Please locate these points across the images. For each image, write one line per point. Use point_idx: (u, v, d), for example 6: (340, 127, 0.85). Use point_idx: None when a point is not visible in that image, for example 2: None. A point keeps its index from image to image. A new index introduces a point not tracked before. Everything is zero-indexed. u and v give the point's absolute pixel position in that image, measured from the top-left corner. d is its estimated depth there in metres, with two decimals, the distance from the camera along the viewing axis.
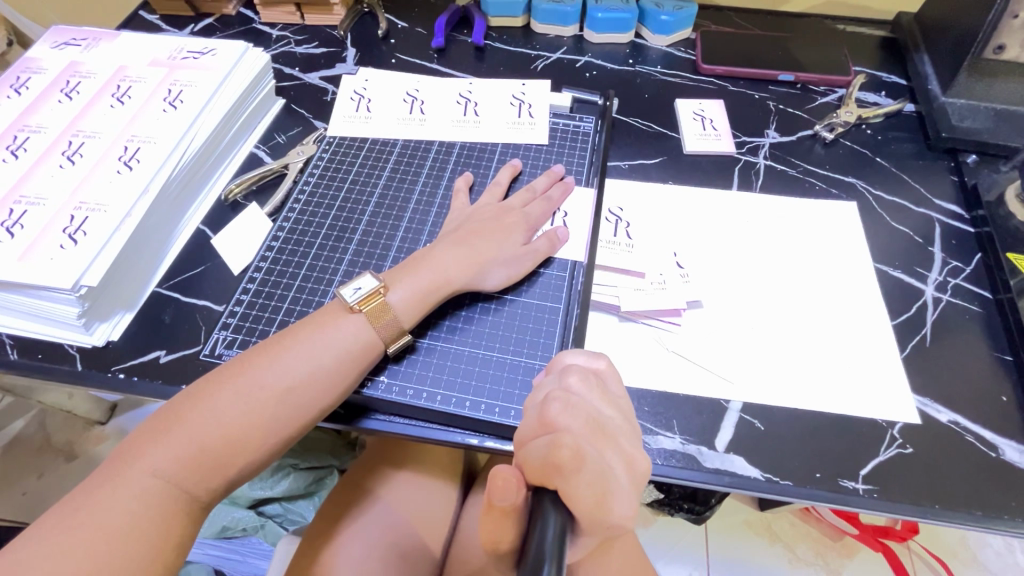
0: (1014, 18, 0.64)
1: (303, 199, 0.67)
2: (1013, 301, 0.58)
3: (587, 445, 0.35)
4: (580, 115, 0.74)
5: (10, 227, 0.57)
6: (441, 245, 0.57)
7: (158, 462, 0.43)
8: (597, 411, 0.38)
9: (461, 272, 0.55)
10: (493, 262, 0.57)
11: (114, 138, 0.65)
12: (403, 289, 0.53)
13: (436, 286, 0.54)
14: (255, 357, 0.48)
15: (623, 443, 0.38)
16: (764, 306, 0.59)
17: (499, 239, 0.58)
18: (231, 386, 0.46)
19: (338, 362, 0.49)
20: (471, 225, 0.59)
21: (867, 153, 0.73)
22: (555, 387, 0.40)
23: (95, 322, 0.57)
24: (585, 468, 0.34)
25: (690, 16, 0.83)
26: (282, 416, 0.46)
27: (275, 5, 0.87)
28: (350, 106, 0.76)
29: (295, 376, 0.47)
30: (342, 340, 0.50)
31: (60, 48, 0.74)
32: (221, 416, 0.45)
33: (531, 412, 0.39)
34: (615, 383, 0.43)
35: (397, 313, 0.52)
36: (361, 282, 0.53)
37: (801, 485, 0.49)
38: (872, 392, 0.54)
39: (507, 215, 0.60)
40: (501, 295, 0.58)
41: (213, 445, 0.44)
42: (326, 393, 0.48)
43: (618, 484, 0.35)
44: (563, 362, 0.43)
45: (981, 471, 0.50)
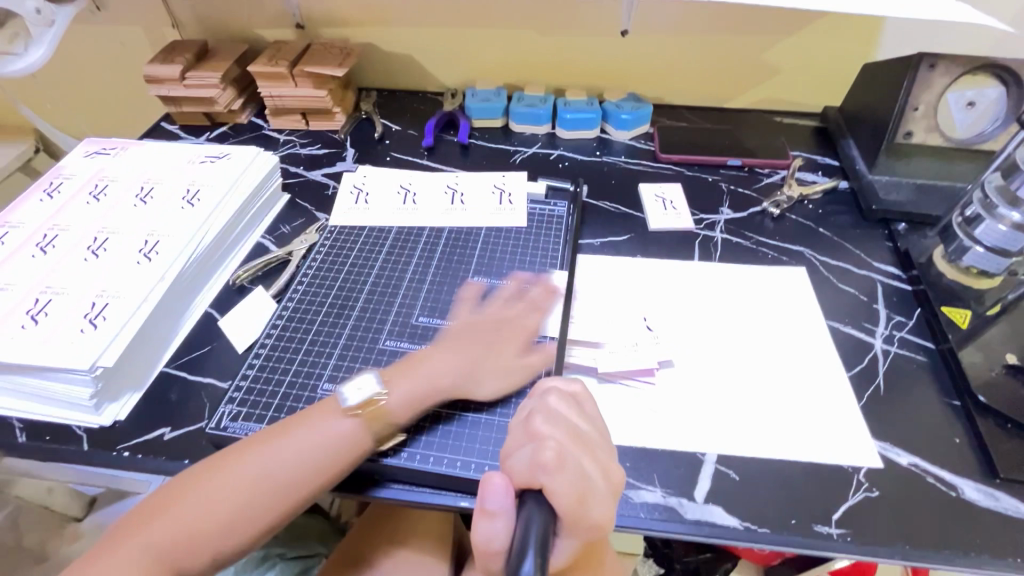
0: (915, 109, 0.78)
1: (306, 280, 0.73)
2: (953, 349, 0.64)
3: (568, 452, 0.42)
4: (554, 201, 0.84)
5: (34, 315, 0.62)
6: (439, 351, 0.62)
7: (153, 543, 0.48)
8: (575, 426, 0.45)
9: (450, 376, 0.59)
10: (486, 371, 0.60)
11: (136, 232, 0.72)
12: (401, 386, 0.58)
13: (429, 391, 0.58)
14: (245, 447, 0.53)
15: (599, 454, 0.44)
16: (731, 364, 0.64)
17: (499, 353, 0.62)
18: (221, 476, 0.50)
19: (320, 457, 0.53)
20: (465, 335, 0.64)
21: (811, 225, 0.82)
22: (537, 405, 0.47)
23: (105, 402, 0.61)
24: (566, 468, 0.40)
25: (646, 114, 0.95)
26: (266, 502, 0.51)
27: (283, 114, 0.99)
28: (350, 197, 0.85)
29: (280, 470, 0.51)
30: (329, 437, 0.53)
31: (91, 157, 0.84)
32: (211, 501, 0.49)
33: (517, 431, 0.46)
34: (590, 403, 0.49)
35: (392, 413, 0.56)
36: (363, 381, 0.58)
37: (778, 532, 0.52)
38: (835, 439, 0.58)
39: (505, 328, 0.65)
40: (496, 404, 0.59)
41: (203, 529, 0.49)
42: (309, 486, 0.52)
43: (595, 486, 0.41)
44: (544, 386, 0.50)
45: (943, 511, 0.53)
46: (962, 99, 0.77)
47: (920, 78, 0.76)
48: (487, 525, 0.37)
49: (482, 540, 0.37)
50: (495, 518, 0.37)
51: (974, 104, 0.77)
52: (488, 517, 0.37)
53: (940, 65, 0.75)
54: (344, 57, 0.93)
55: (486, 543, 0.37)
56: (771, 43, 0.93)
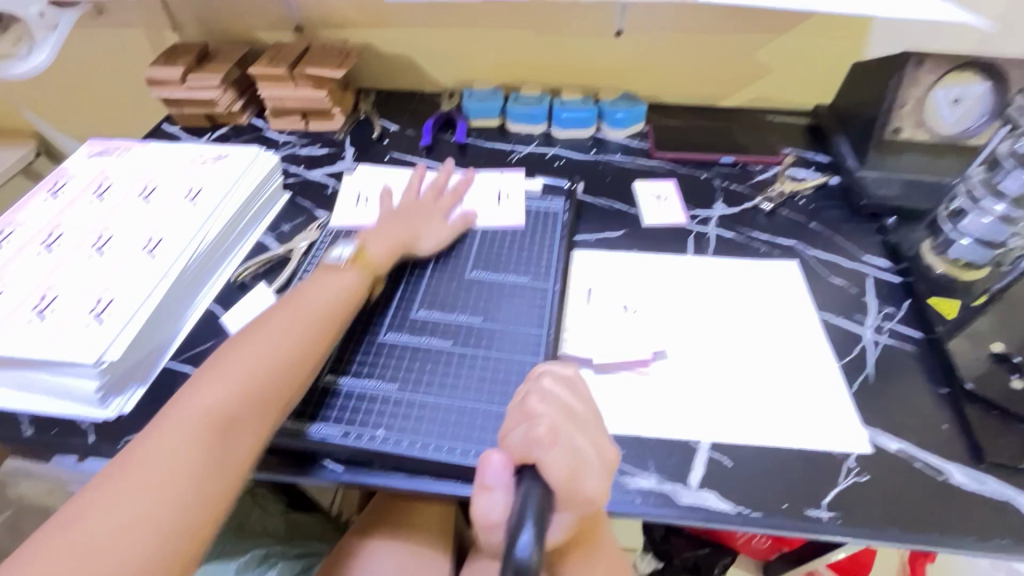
0: (902, 107, 0.80)
1: (307, 276, 0.74)
2: (940, 339, 0.66)
3: (561, 429, 0.44)
4: (550, 198, 0.85)
5: (41, 311, 0.63)
6: (383, 229, 0.73)
7: (179, 422, 0.50)
8: (568, 404, 0.47)
9: (403, 235, 0.73)
10: (427, 231, 0.76)
11: (139, 230, 0.73)
12: (378, 242, 0.71)
13: (398, 244, 0.72)
14: (247, 334, 0.58)
15: (590, 431, 0.46)
16: (724, 354, 0.66)
17: (429, 225, 0.76)
18: (231, 357, 0.56)
19: (323, 313, 0.62)
20: (404, 213, 0.76)
21: (803, 220, 0.84)
22: (532, 387, 0.50)
23: (111, 396, 0.62)
24: (560, 444, 0.42)
25: (641, 113, 0.97)
26: (284, 367, 0.56)
27: (283, 115, 1.00)
28: (352, 203, 0.86)
29: (285, 336, 0.58)
30: (323, 295, 0.64)
31: (94, 157, 0.85)
32: (228, 376, 0.54)
33: (514, 410, 0.48)
34: (584, 386, 0.51)
35: (376, 257, 0.70)
36: (340, 250, 0.71)
37: (770, 515, 0.53)
38: (825, 426, 0.59)
39: (431, 209, 0.78)
40: (428, 261, 0.75)
41: (232, 398, 0.52)
42: (318, 334, 0.60)
43: (587, 460, 0.43)
44: (539, 370, 0.52)
45: (930, 494, 0.54)
46: (949, 95, 0.79)
47: (906, 76, 0.78)
48: (487, 498, 0.40)
49: (484, 511, 0.40)
50: (494, 492, 0.40)
51: (959, 101, 0.79)
52: (488, 492, 0.40)
53: (927, 62, 0.76)
54: (343, 58, 0.95)
55: (486, 514, 0.40)
56: (762, 42, 0.94)
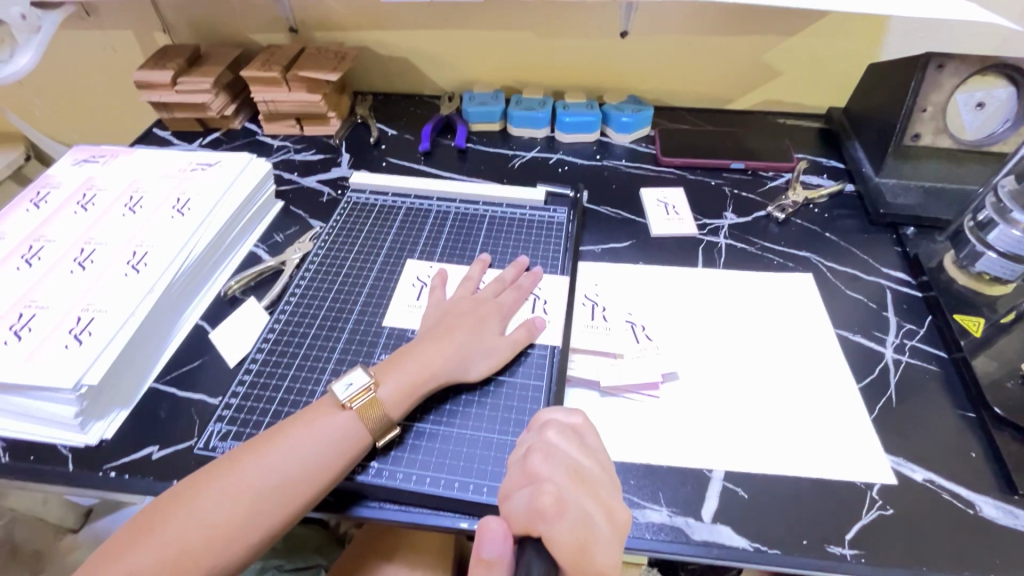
0: (923, 111, 0.76)
1: (299, 291, 0.71)
2: (967, 359, 0.62)
3: (567, 494, 0.42)
4: (554, 207, 0.81)
5: (18, 331, 0.60)
6: (427, 339, 0.60)
7: (137, 564, 0.44)
8: (575, 462, 0.45)
9: (444, 363, 0.58)
10: (475, 352, 0.60)
11: (124, 243, 0.70)
12: (391, 384, 0.55)
13: (422, 379, 0.57)
14: (244, 454, 0.50)
15: (599, 492, 0.44)
16: (737, 375, 0.62)
17: (477, 333, 0.61)
18: (218, 484, 0.48)
19: (326, 456, 0.51)
20: (451, 318, 0.62)
21: (817, 230, 0.80)
22: (535, 441, 0.47)
23: (91, 421, 0.59)
24: (565, 513, 0.40)
25: (647, 117, 0.93)
26: (264, 514, 0.48)
27: (277, 119, 0.97)
28: (411, 293, 0.70)
29: (282, 472, 0.49)
30: (334, 433, 0.52)
31: (79, 165, 0.82)
32: (204, 514, 0.47)
33: (515, 468, 0.46)
34: (592, 436, 0.49)
35: (387, 408, 0.54)
36: (352, 377, 0.56)
37: (789, 553, 0.50)
38: (846, 454, 0.56)
39: (482, 306, 0.64)
40: (480, 384, 0.60)
41: (193, 548, 0.45)
42: (317, 477, 0.50)
43: (596, 530, 0.41)
44: (543, 419, 0.49)
45: (960, 530, 0.51)
46: (972, 100, 0.75)
47: (928, 78, 0.74)
48: (485, 574, 0.36)
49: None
50: (493, 567, 0.36)
51: (984, 105, 0.75)
52: (486, 566, 0.36)
53: (949, 65, 0.72)
54: (338, 61, 0.91)
55: None
56: (774, 43, 0.90)
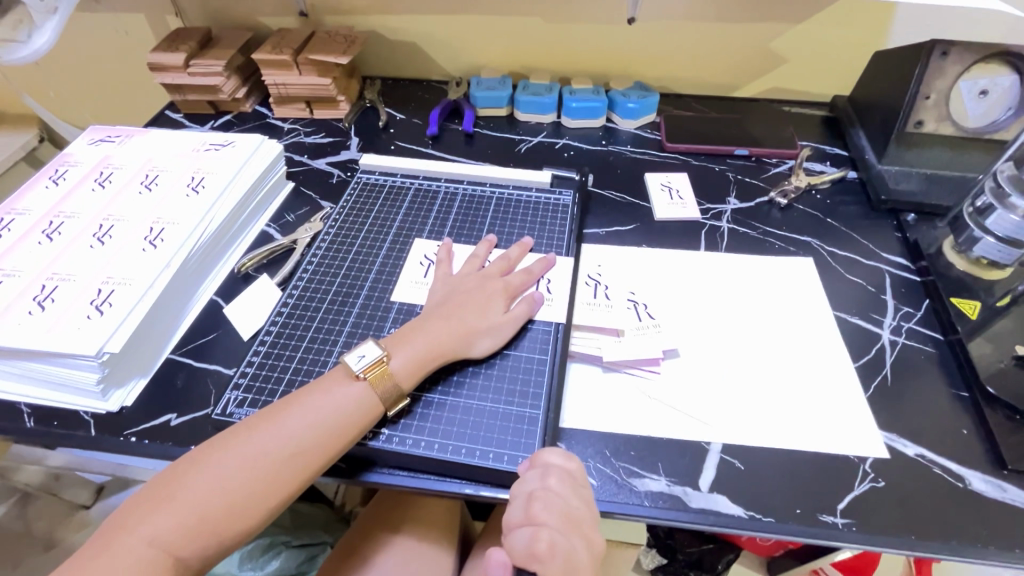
0: (926, 98, 0.77)
1: (311, 268, 0.73)
2: (962, 341, 0.64)
3: (561, 539, 0.46)
4: (559, 189, 0.83)
5: (41, 302, 0.62)
6: (435, 315, 0.62)
7: (160, 526, 0.46)
8: (570, 505, 0.48)
9: (450, 338, 0.60)
10: (482, 330, 0.61)
11: (141, 220, 0.71)
12: (403, 354, 0.58)
13: (432, 351, 0.59)
14: (258, 423, 0.52)
15: (587, 532, 0.48)
16: (737, 353, 0.64)
17: (482, 310, 0.63)
18: (234, 453, 0.50)
19: (340, 426, 0.53)
20: (457, 295, 0.64)
21: (819, 216, 0.81)
22: (536, 485, 0.49)
23: (112, 388, 0.61)
24: (556, 558, 0.45)
25: (653, 103, 0.94)
26: (279, 481, 0.50)
27: (287, 102, 0.99)
28: (419, 271, 0.72)
29: (297, 442, 0.51)
30: (345, 404, 0.54)
31: (96, 144, 0.84)
32: (222, 481, 0.48)
33: (516, 504, 0.49)
34: (583, 475, 0.52)
35: (397, 377, 0.56)
36: (365, 351, 0.57)
37: (782, 521, 0.52)
38: (840, 429, 0.58)
39: (488, 285, 0.65)
40: (486, 359, 0.62)
41: (212, 511, 0.47)
42: (331, 446, 0.52)
43: (579, 563, 0.47)
44: (544, 459, 0.51)
45: (949, 500, 0.53)
46: (975, 87, 0.76)
47: (932, 65, 0.75)
48: None
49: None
50: None
51: (987, 92, 0.76)
52: None
53: (953, 52, 0.74)
54: (349, 45, 0.93)
55: None
56: (780, 30, 0.91)
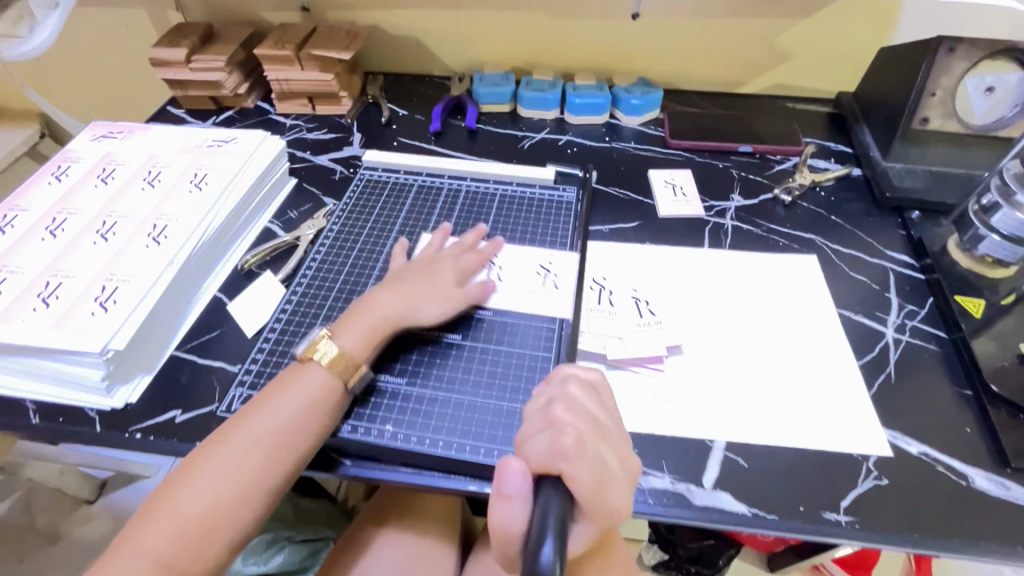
0: (932, 95, 0.77)
1: (315, 264, 0.73)
2: (966, 339, 0.64)
3: (587, 437, 0.41)
4: (563, 186, 0.82)
5: (45, 298, 0.62)
6: (380, 292, 0.62)
7: (152, 539, 0.46)
8: (593, 414, 0.44)
9: (395, 316, 0.60)
10: (426, 308, 0.62)
11: (144, 216, 0.71)
12: (349, 334, 0.58)
13: (377, 327, 0.59)
14: (228, 427, 0.52)
15: (615, 443, 0.43)
16: (740, 351, 0.64)
17: (432, 288, 0.63)
18: (217, 454, 0.50)
19: (311, 411, 0.54)
20: (406, 274, 0.65)
21: (822, 213, 0.81)
22: (555, 392, 0.46)
23: (116, 385, 0.61)
24: (584, 453, 0.39)
25: (657, 99, 0.94)
26: (267, 472, 0.51)
27: (289, 98, 0.98)
28: None
29: (274, 431, 0.52)
30: (312, 388, 0.55)
31: (98, 140, 0.83)
32: (206, 486, 0.49)
33: (535, 416, 0.44)
34: (607, 393, 0.48)
35: (353, 359, 0.57)
36: (324, 338, 0.58)
37: (786, 518, 0.52)
38: (844, 426, 0.58)
39: (438, 264, 0.65)
40: (431, 337, 0.63)
41: (203, 516, 0.48)
42: (306, 432, 0.53)
43: (613, 475, 0.40)
44: (562, 369, 0.49)
45: (952, 498, 0.53)
46: (982, 84, 0.75)
47: (938, 62, 0.74)
48: (503, 509, 0.36)
49: (499, 525, 0.36)
50: (511, 503, 0.36)
51: (993, 89, 0.76)
52: (505, 501, 0.36)
53: (960, 49, 0.73)
54: (351, 40, 0.92)
55: (503, 526, 0.36)
56: (784, 26, 0.91)
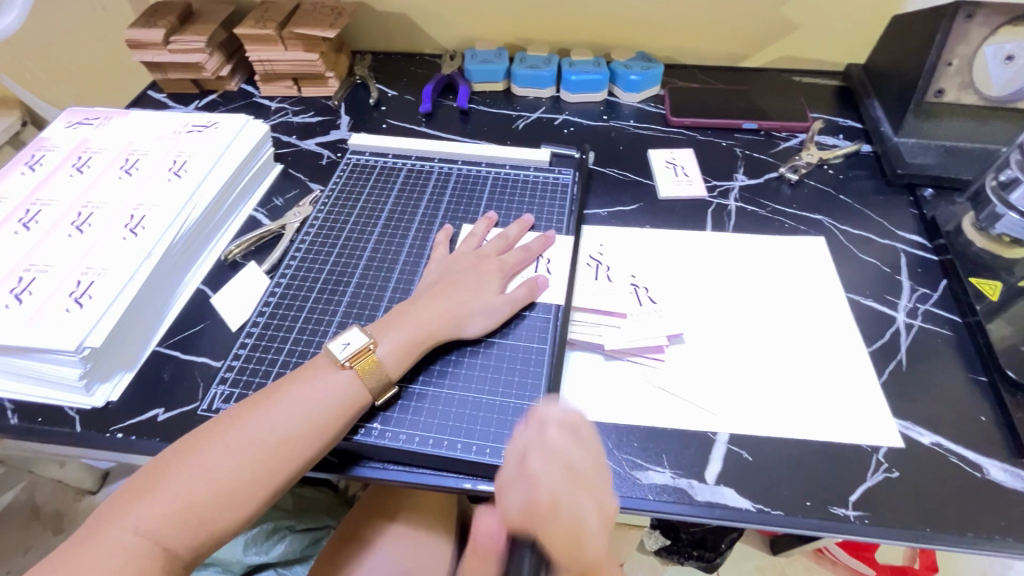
0: (948, 65, 0.72)
1: (299, 255, 0.70)
2: (982, 323, 0.61)
3: (566, 494, 0.38)
4: (559, 168, 0.79)
5: (18, 295, 0.60)
6: (426, 295, 0.60)
7: (145, 518, 0.44)
8: (572, 460, 0.41)
9: (441, 319, 0.58)
10: (474, 311, 0.59)
11: (121, 207, 0.68)
12: (391, 339, 0.56)
13: (422, 334, 0.57)
14: (246, 411, 0.50)
15: (598, 490, 0.40)
16: (744, 339, 0.61)
17: (476, 290, 0.60)
18: (219, 441, 0.48)
19: (330, 412, 0.51)
20: (452, 275, 0.62)
21: (830, 192, 0.78)
22: (533, 437, 0.43)
23: (96, 383, 0.59)
24: (562, 515, 0.36)
25: (657, 75, 0.90)
26: (267, 471, 0.48)
27: (273, 80, 0.94)
28: (414, 258, 0.69)
29: (284, 429, 0.49)
30: (328, 390, 0.52)
31: (73, 127, 0.80)
32: (207, 471, 0.46)
33: (511, 466, 0.42)
34: (587, 428, 0.46)
35: (384, 364, 0.54)
36: (350, 338, 0.55)
37: (793, 514, 0.50)
38: (853, 416, 0.55)
39: (483, 264, 0.63)
40: (482, 339, 0.60)
41: (198, 502, 0.45)
42: (322, 434, 0.50)
43: (595, 528, 0.38)
44: (540, 413, 0.46)
45: (967, 491, 0.51)
46: (1001, 53, 0.71)
47: (956, 29, 0.70)
48: None
49: None
50: None
51: (1013, 58, 0.71)
52: None
53: (979, 15, 0.69)
54: (336, 17, 0.88)
55: None
56: None
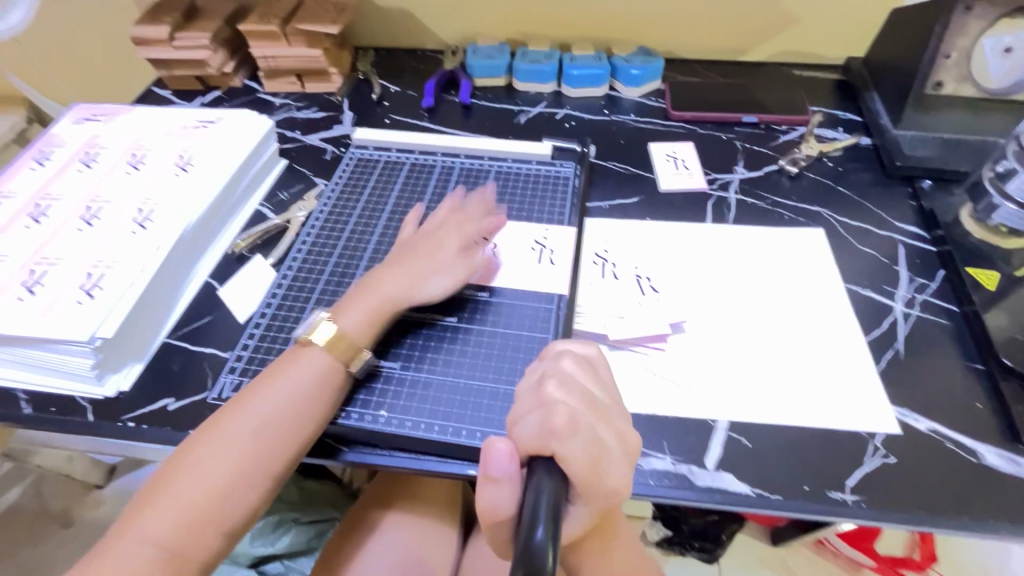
0: (946, 58, 0.73)
1: (304, 249, 0.71)
2: (978, 313, 0.61)
3: (583, 415, 0.41)
4: (560, 162, 0.80)
5: (30, 287, 0.61)
6: (383, 267, 0.62)
7: (152, 529, 0.45)
8: (591, 392, 0.43)
9: (395, 285, 0.60)
10: (428, 273, 0.61)
11: (129, 201, 0.69)
12: (350, 312, 0.58)
13: (380, 302, 0.59)
14: (229, 411, 0.51)
15: (615, 422, 0.43)
16: (744, 329, 0.62)
17: (429, 255, 0.62)
18: (208, 445, 0.49)
19: (311, 392, 0.53)
20: (410, 245, 0.64)
21: (829, 184, 0.78)
22: (550, 367, 0.45)
23: (107, 373, 0.60)
24: (576, 434, 0.39)
25: (658, 69, 0.90)
26: (262, 459, 0.50)
27: (277, 76, 0.95)
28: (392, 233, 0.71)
29: (270, 418, 0.51)
30: (307, 374, 0.53)
31: (81, 124, 0.81)
32: (204, 475, 0.48)
33: (527, 394, 0.44)
34: (604, 369, 0.47)
35: (350, 335, 0.56)
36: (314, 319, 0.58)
37: (791, 498, 0.51)
38: (850, 403, 0.56)
39: (438, 230, 0.65)
40: (483, 326, 0.61)
41: (202, 505, 0.47)
42: (309, 416, 0.52)
43: (609, 451, 0.40)
44: (556, 349, 0.47)
45: (962, 476, 0.52)
46: (999, 45, 0.71)
47: (954, 22, 0.70)
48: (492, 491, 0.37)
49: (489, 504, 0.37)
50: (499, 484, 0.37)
51: (1011, 50, 0.71)
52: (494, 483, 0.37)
53: (977, 7, 0.69)
54: (339, 13, 0.88)
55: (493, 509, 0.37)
56: None
